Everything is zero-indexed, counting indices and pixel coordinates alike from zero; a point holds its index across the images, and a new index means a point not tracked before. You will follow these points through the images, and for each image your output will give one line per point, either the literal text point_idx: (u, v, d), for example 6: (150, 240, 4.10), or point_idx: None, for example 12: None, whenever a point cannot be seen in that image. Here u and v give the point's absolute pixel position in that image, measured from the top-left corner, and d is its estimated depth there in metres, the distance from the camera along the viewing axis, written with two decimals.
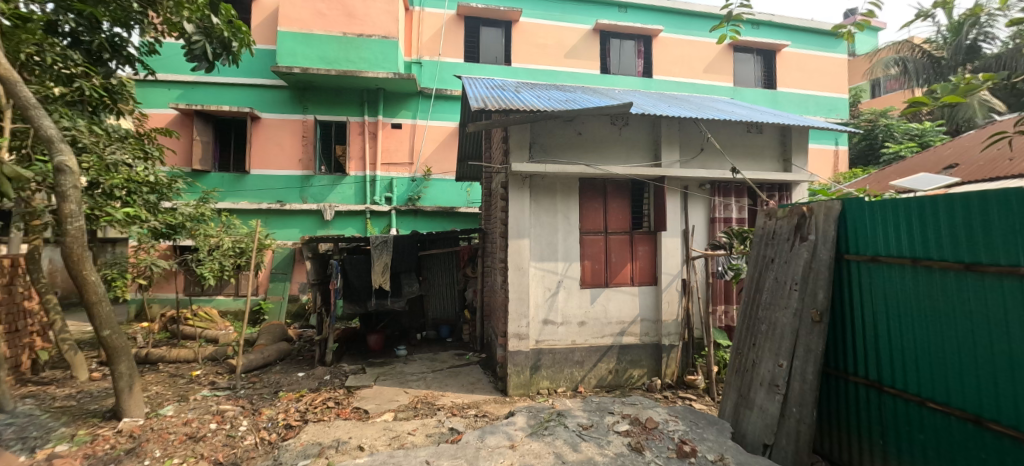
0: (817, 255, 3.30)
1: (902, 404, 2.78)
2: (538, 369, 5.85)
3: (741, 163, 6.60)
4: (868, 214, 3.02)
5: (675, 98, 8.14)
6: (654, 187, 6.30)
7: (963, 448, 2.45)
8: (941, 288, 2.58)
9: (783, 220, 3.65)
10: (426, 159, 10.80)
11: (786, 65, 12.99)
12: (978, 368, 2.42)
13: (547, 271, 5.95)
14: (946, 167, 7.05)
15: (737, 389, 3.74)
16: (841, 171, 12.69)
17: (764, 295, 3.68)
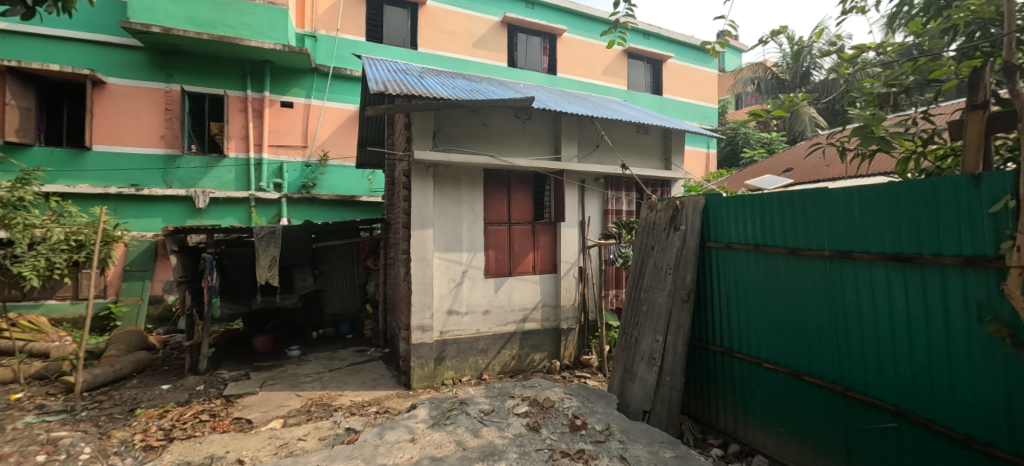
0: (687, 243, 3.78)
1: (748, 366, 3.32)
2: (443, 360, 5.81)
3: (630, 160, 7.24)
4: (724, 208, 3.53)
5: (576, 96, 8.61)
6: (554, 180, 6.62)
7: (788, 398, 3.01)
8: (773, 269, 3.12)
9: (661, 212, 4.12)
10: (322, 142, 9.94)
11: (670, 74, 14.51)
12: (796, 333, 2.97)
13: (451, 262, 5.92)
14: (785, 170, 8.54)
15: (622, 364, 4.15)
16: (710, 170, 14.63)
17: (645, 279, 4.12)
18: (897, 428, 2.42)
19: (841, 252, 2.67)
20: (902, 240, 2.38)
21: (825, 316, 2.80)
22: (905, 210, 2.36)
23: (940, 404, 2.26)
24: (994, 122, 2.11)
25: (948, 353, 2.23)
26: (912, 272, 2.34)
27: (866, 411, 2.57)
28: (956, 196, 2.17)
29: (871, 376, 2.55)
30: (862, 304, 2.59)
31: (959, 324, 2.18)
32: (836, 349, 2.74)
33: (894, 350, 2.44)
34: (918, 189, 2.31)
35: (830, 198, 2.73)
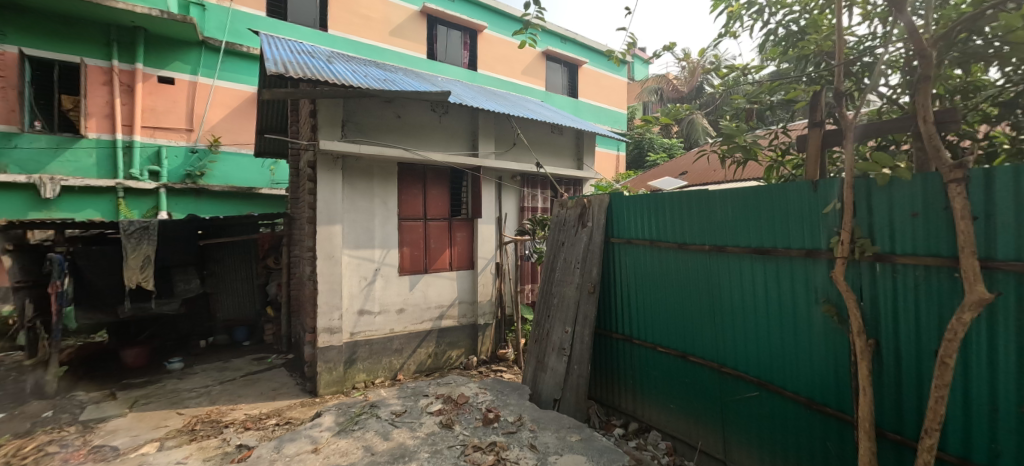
0: (594, 239, 4.01)
1: (645, 351, 3.62)
2: (353, 363, 5.51)
3: (546, 159, 7.48)
4: (624, 205, 3.79)
5: (495, 94, 8.65)
6: (471, 176, 6.60)
7: (676, 377, 3.32)
8: (664, 261, 3.38)
9: (571, 210, 4.33)
10: (211, 126, 8.80)
11: (585, 78, 15.27)
12: (683, 318, 3.25)
13: (363, 259, 5.62)
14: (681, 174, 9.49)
15: (536, 355, 4.30)
16: (620, 171, 15.73)
17: (557, 273, 4.30)
18: (759, 396, 2.72)
19: (716, 245, 2.92)
20: (762, 233, 2.65)
21: (704, 302, 3.06)
22: (763, 207, 2.63)
23: (790, 372, 2.55)
24: (829, 137, 2.53)
25: (796, 329, 2.51)
26: (770, 261, 2.62)
27: (736, 383, 2.86)
28: (800, 199, 2.43)
29: (739, 352, 2.84)
30: (733, 289, 2.86)
31: (803, 303, 2.46)
32: (712, 333, 3.02)
33: (757, 328, 2.73)
34: (772, 189, 2.57)
35: (706, 197, 2.98)
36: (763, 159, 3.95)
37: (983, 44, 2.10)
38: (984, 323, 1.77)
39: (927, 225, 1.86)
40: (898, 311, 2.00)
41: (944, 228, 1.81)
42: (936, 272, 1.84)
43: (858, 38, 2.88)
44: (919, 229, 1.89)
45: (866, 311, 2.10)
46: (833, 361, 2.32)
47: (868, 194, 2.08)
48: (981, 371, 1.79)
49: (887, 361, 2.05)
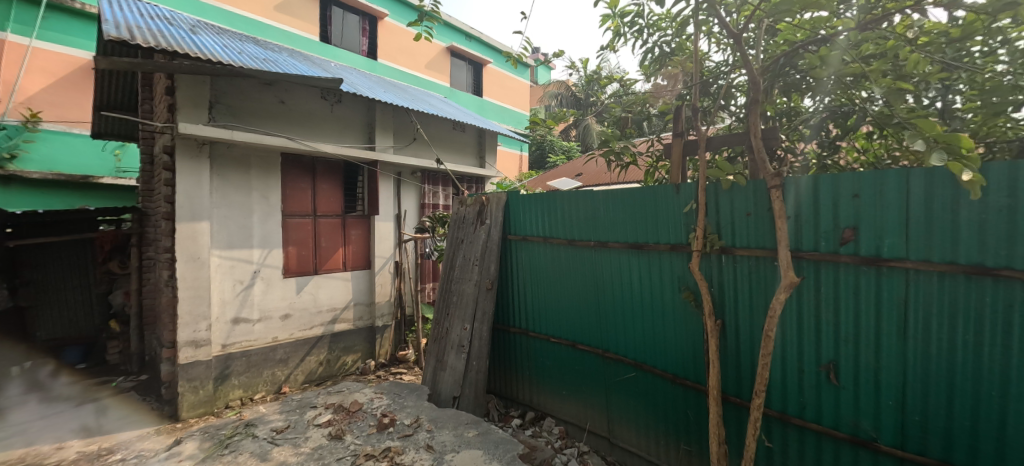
0: (492, 236, 4.08)
1: (540, 343, 3.79)
2: (226, 378, 4.85)
3: (446, 156, 7.38)
4: (520, 204, 3.91)
5: (396, 86, 8.30)
6: (367, 170, 6.23)
7: (569, 366, 3.54)
8: (556, 257, 3.57)
9: (470, 207, 4.35)
10: (26, 98, 7.00)
11: (489, 78, 15.44)
12: (573, 309, 3.47)
13: (238, 261, 4.97)
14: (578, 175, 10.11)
15: (435, 355, 4.23)
16: (523, 170, 16.21)
17: (456, 271, 4.28)
18: (635, 376, 3.03)
19: (600, 241, 3.17)
20: (636, 230, 2.91)
21: (590, 294, 3.31)
22: (636, 206, 2.89)
23: (658, 354, 2.87)
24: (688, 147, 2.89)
25: (662, 315, 2.81)
26: (642, 254, 2.89)
27: (617, 366, 3.15)
28: (666, 199, 2.69)
29: (620, 338, 3.12)
30: (613, 281, 3.12)
31: (667, 291, 2.76)
32: (598, 323, 3.28)
33: (633, 316, 3.01)
34: (643, 191, 2.83)
35: (592, 197, 3.20)
36: (642, 163, 4.39)
37: (798, 78, 2.59)
38: (794, 302, 2.19)
39: (757, 222, 2.24)
40: (738, 296, 2.37)
41: (769, 225, 2.19)
42: (764, 262, 2.24)
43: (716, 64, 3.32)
44: (752, 225, 2.26)
45: (715, 296, 2.47)
46: (690, 342, 2.65)
47: (716, 196, 2.43)
48: (793, 341, 2.22)
49: (731, 338, 2.42)
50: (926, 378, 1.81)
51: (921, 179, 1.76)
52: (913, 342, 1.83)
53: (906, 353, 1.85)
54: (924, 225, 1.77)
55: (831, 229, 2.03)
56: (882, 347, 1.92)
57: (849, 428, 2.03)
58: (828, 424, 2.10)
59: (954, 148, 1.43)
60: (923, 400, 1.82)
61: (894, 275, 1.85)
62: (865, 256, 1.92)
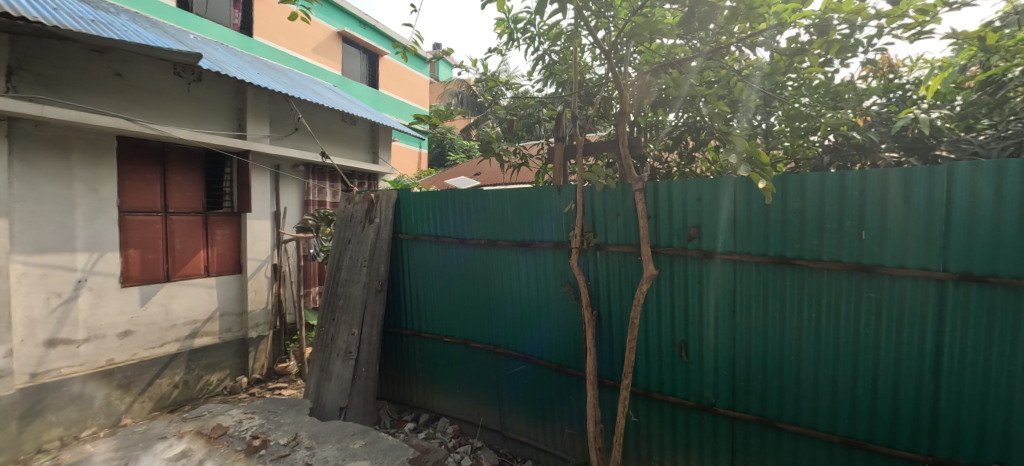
0: (381, 236, 3.89)
1: (433, 344, 3.74)
2: (40, 415, 3.84)
3: (333, 149, 6.83)
4: (411, 202, 3.79)
5: (274, 68, 7.46)
6: (237, 161, 5.47)
7: (462, 364, 3.55)
8: (448, 257, 3.55)
9: (358, 205, 4.10)
10: None
11: (385, 70, 14.70)
12: (465, 307, 3.49)
13: (53, 269, 3.97)
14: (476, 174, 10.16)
15: (318, 364, 3.91)
16: (423, 168, 15.79)
17: (342, 273, 4.01)
18: (524, 369, 3.16)
19: (489, 240, 3.23)
20: (523, 229, 3.03)
21: (482, 292, 3.35)
22: (523, 206, 3.01)
23: (544, 345, 3.03)
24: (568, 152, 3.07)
25: (547, 309, 2.97)
26: (529, 252, 3.02)
27: (507, 360, 3.25)
28: (549, 200, 2.86)
29: (510, 334, 3.22)
30: (503, 279, 3.21)
31: (551, 286, 2.93)
32: (489, 320, 3.34)
33: (521, 311, 3.14)
34: (529, 191, 2.96)
35: (483, 196, 3.24)
36: (534, 164, 4.57)
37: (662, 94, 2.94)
38: (653, 292, 2.49)
39: (624, 222, 2.50)
40: (610, 288, 2.62)
41: (634, 224, 2.46)
42: (630, 257, 2.51)
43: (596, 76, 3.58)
44: (620, 224, 2.52)
45: (592, 289, 2.69)
46: (572, 333, 2.86)
47: (592, 197, 2.64)
48: (654, 326, 2.52)
49: (605, 327, 2.67)
50: (748, 350, 2.20)
51: (743, 187, 2.14)
52: (740, 321, 2.22)
53: (737, 331, 2.23)
54: (745, 225, 2.16)
55: (681, 228, 2.36)
56: (719, 326, 2.29)
57: (696, 398, 2.38)
58: (680, 396, 2.44)
59: (756, 162, 1.75)
60: (748, 368, 2.21)
61: (726, 266, 2.22)
62: (706, 251, 2.27)
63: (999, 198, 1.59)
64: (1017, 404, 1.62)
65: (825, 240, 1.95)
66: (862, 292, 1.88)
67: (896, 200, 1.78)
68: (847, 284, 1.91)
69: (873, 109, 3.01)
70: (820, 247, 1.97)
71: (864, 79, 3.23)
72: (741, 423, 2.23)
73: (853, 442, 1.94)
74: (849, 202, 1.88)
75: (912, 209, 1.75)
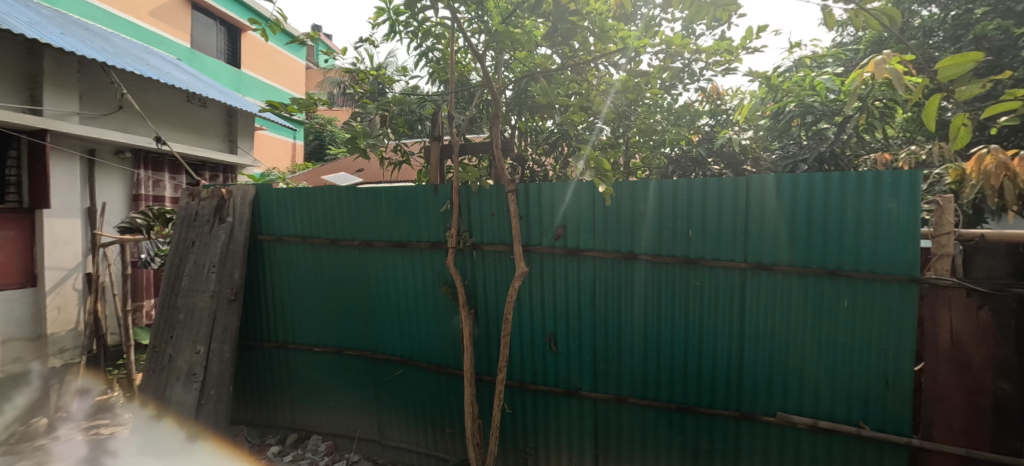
0: (234, 237, 3.38)
1: (301, 355, 3.41)
2: None
3: (175, 134, 5.73)
4: (273, 199, 3.38)
5: (86, 29, 5.95)
6: (27, 142, 4.18)
7: (336, 374, 3.29)
8: (316, 259, 3.25)
9: (205, 201, 3.51)
10: None
11: (247, 46, 12.75)
12: (338, 313, 3.24)
13: None
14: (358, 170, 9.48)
15: (151, 392, 3.26)
16: (297, 162, 14.26)
17: (184, 281, 3.40)
18: (403, 373, 3.06)
19: (364, 240, 3.05)
20: (400, 229, 2.93)
21: (356, 296, 3.15)
22: (400, 205, 2.91)
23: (424, 347, 2.98)
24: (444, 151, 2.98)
25: (426, 310, 2.93)
26: (406, 252, 2.92)
27: (385, 366, 3.11)
28: (427, 200, 2.82)
29: (388, 338, 3.09)
30: (379, 281, 3.06)
31: (430, 286, 2.89)
32: (365, 325, 3.15)
33: (399, 314, 3.03)
34: (406, 190, 2.86)
35: (357, 195, 3.03)
36: (417, 162, 4.47)
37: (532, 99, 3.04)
38: (526, 288, 2.62)
39: (499, 222, 2.60)
40: (486, 286, 2.69)
41: (507, 224, 2.58)
42: (504, 255, 2.61)
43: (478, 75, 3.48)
44: (495, 224, 2.61)
45: (469, 288, 2.73)
46: (451, 332, 2.86)
47: (468, 198, 2.67)
48: (527, 321, 2.65)
49: (482, 324, 2.73)
50: (607, 337, 2.46)
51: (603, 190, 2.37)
52: (600, 311, 2.46)
53: (599, 321, 2.47)
54: (603, 224, 2.40)
55: (549, 227, 2.52)
56: (584, 318, 2.51)
57: (564, 384, 2.58)
58: (551, 384, 2.62)
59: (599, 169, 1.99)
60: (608, 353, 2.47)
61: (588, 262, 2.45)
62: (571, 248, 2.47)
63: (779, 203, 2.06)
64: (791, 361, 2.12)
65: (666, 239, 2.28)
66: (691, 281, 2.25)
67: (714, 204, 2.17)
68: (681, 274, 2.27)
69: (706, 129, 3.83)
70: (661, 244, 2.30)
71: (699, 102, 3.88)
72: (602, 403, 2.49)
73: (686, 407, 2.31)
74: (682, 205, 2.23)
75: (725, 210, 2.16)
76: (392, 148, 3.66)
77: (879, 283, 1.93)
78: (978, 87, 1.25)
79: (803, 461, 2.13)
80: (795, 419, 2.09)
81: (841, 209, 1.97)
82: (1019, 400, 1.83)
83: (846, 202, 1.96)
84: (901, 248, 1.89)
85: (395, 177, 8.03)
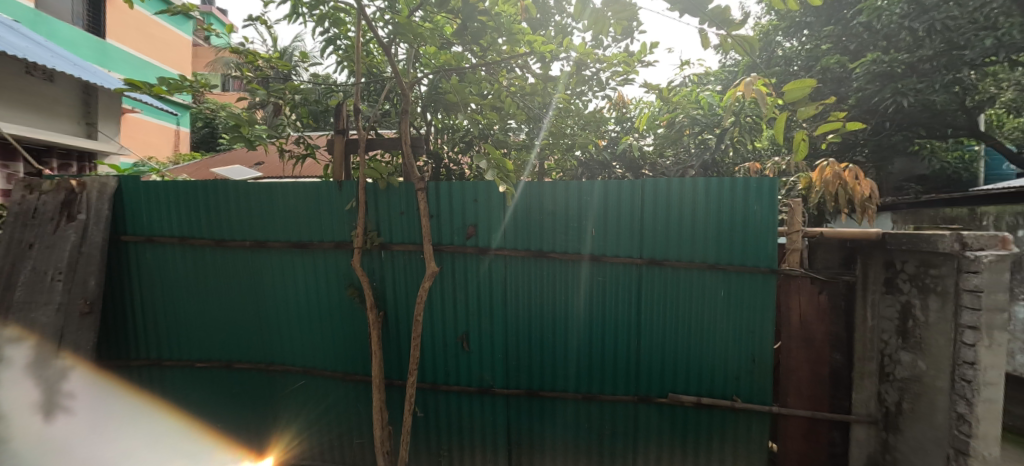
0: (88, 238, 2.84)
1: (181, 372, 2.99)
2: None
3: (11, 112, 4.62)
4: (142, 194, 2.91)
5: None
6: None
7: (224, 390, 2.94)
8: (198, 263, 2.87)
9: (47, 195, 2.90)
10: None
11: (115, 13, 10.68)
12: (225, 323, 2.89)
13: None
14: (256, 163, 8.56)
15: None
16: (181, 151, 12.47)
17: (15, 292, 2.77)
18: (305, 384, 2.83)
19: (257, 241, 2.75)
20: (299, 228, 2.71)
21: (249, 303, 2.84)
22: (300, 203, 2.68)
23: (329, 354, 2.79)
24: (349, 146, 2.77)
25: (331, 315, 2.75)
26: (306, 254, 2.71)
27: (284, 378, 2.85)
28: (330, 198, 2.64)
29: (287, 347, 2.84)
30: (276, 285, 2.80)
31: (334, 289, 2.72)
32: (260, 334, 2.86)
33: (300, 321, 2.81)
34: (306, 187, 2.65)
35: (248, 191, 2.74)
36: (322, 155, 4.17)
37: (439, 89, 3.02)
38: (437, 288, 2.58)
39: (409, 221, 2.53)
40: (397, 287, 2.60)
41: (418, 223, 2.52)
42: (415, 255, 2.55)
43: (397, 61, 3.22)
44: (406, 223, 2.54)
45: (378, 290, 2.61)
46: (358, 337, 2.71)
47: (376, 196, 2.56)
48: (439, 321, 2.61)
49: (393, 327, 2.63)
50: (517, 334, 2.52)
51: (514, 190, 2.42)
52: (512, 308, 2.51)
53: (511, 319, 2.52)
54: (514, 224, 2.45)
55: (460, 226, 2.51)
56: (496, 316, 2.54)
57: (477, 382, 2.60)
58: (463, 383, 2.62)
59: (502, 168, 2.02)
60: (519, 349, 2.53)
61: (499, 261, 2.49)
62: (482, 247, 2.48)
63: (669, 205, 2.27)
64: (679, 347, 2.36)
65: (573, 238, 2.40)
66: (595, 277, 2.40)
67: (614, 205, 2.33)
68: (586, 271, 2.40)
69: (613, 135, 4.12)
70: (569, 243, 2.41)
71: (607, 109, 4.09)
72: (514, 398, 2.55)
73: (590, 395, 2.45)
74: (585, 206, 2.36)
75: (624, 211, 2.33)
76: (295, 140, 3.29)
77: (747, 275, 2.24)
78: (813, 109, 1.52)
79: (688, 435, 2.39)
80: (682, 399, 2.34)
81: (718, 210, 2.23)
82: (846, 366, 2.28)
83: (723, 205, 2.22)
84: (763, 244, 2.20)
85: (300, 172, 7.40)
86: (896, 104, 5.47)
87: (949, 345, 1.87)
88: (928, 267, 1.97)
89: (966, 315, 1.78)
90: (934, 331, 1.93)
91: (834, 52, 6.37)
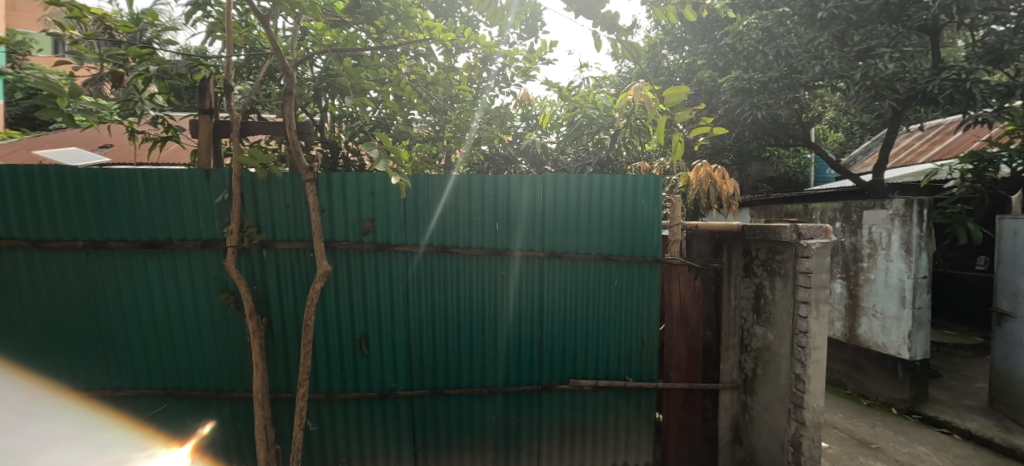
0: None
1: None
2: None
3: None
4: None
5: None
6: None
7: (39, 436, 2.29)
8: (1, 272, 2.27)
9: None
10: None
11: None
12: (50, 345, 2.34)
13: None
14: (102, 146, 7.07)
15: None
16: None
17: None
18: (165, 409, 2.43)
19: (92, 241, 2.26)
20: (155, 224, 2.29)
21: (85, 317, 2.33)
22: (152, 195, 2.26)
23: (198, 370, 2.42)
24: (218, 128, 2.39)
25: (199, 327, 2.38)
26: (164, 254, 2.30)
27: (137, 404, 2.42)
28: (193, 189, 2.27)
29: (143, 365, 2.40)
30: (123, 292, 2.32)
31: (202, 296, 2.35)
32: (101, 352, 2.37)
33: (158, 334, 2.39)
34: (164, 174, 2.26)
35: (78, 181, 2.23)
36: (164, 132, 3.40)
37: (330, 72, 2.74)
38: (331, 289, 2.37)
39: (296, 215, 2.28)
40: (282, 290, 2.34)
41: (306, 218, 2.29)
42: (303, 254, 2.31)
43: (289, 36, 2.84)
44: (291, 219, 2.29)
45: (258, 294, 2.32)
46: (235, 350, 2.40)
47: (253, 186, 2.26)
48: (332, 323, 2.41)
49: (278, 332, 2.37)
50: (421, 332, 2.44)
51: (410, 184, 2.32)
52: (413, 307, 2.41)
53: (413, 318, 2.42)
54: (414, 219, 2.36)
55: (356, 221, 2.34)
56: (395, 316, 2.42)
57: (378, 387, 2.46)
58: (363, 389, 2.46)
59: (397, 157, 1.85)
60: (421, 349, 2.44)
61: (397, 258, 2.37)
62: (380, 243, 2.34)
63: (565, 198, 2.38)
64: (577, 334, 2.49)
65: (474, 233, 2.38)
66: (496, 270, 2.41)
67: (514, 199, 2.36)
68: (489, 264, 2.41)
69: (519, 130, 4.23)
70: (470, 239, 2.39)
71: (514, 106, 4.16)
72: (417, 399, 2.46)
73: (495, 389, 2.47)
74: (487, 200, 2.36)
75: (524, 205, 2.37)
76: (151, 119, 2.74)
77: (635, 264, 2.43)
78: (688, 114, 1.68)
79: (588, 417, 2.54)
80: (582, 383, 2.47)
81: (610, 204, 2.39)
82: (715, 341, 2.61)
83: (617, 200, 2.39)
84: (649, 236, 2.42)
85: (164, 161, 6.32)
86: (753, 115, 6.40)
87: (789, 318, 2.23)
88: (775, 253, 2.32)
89: (802, 292, 2.14)
90: (778, 306, 2.29)
91: (707, 67, 7.39)
